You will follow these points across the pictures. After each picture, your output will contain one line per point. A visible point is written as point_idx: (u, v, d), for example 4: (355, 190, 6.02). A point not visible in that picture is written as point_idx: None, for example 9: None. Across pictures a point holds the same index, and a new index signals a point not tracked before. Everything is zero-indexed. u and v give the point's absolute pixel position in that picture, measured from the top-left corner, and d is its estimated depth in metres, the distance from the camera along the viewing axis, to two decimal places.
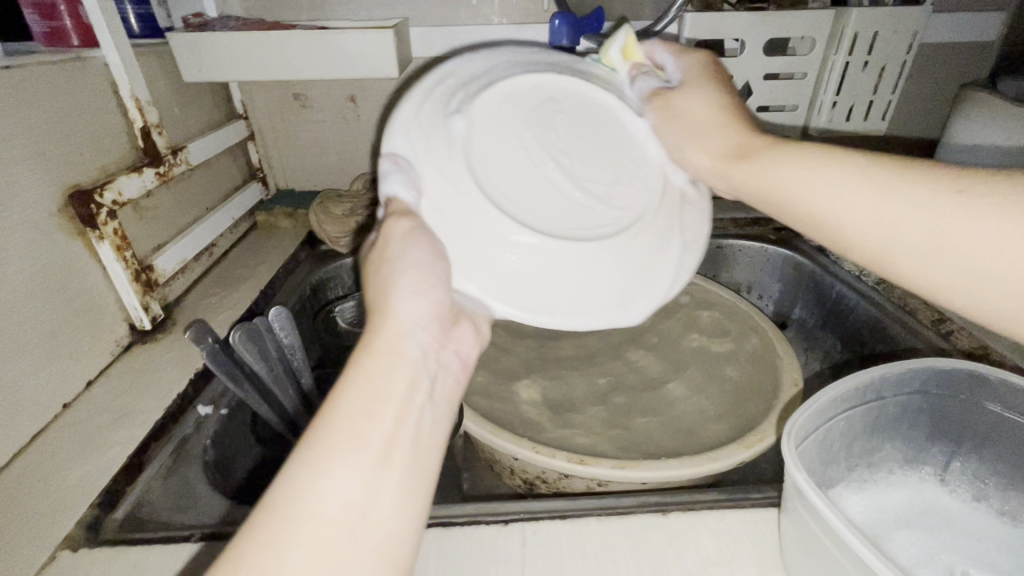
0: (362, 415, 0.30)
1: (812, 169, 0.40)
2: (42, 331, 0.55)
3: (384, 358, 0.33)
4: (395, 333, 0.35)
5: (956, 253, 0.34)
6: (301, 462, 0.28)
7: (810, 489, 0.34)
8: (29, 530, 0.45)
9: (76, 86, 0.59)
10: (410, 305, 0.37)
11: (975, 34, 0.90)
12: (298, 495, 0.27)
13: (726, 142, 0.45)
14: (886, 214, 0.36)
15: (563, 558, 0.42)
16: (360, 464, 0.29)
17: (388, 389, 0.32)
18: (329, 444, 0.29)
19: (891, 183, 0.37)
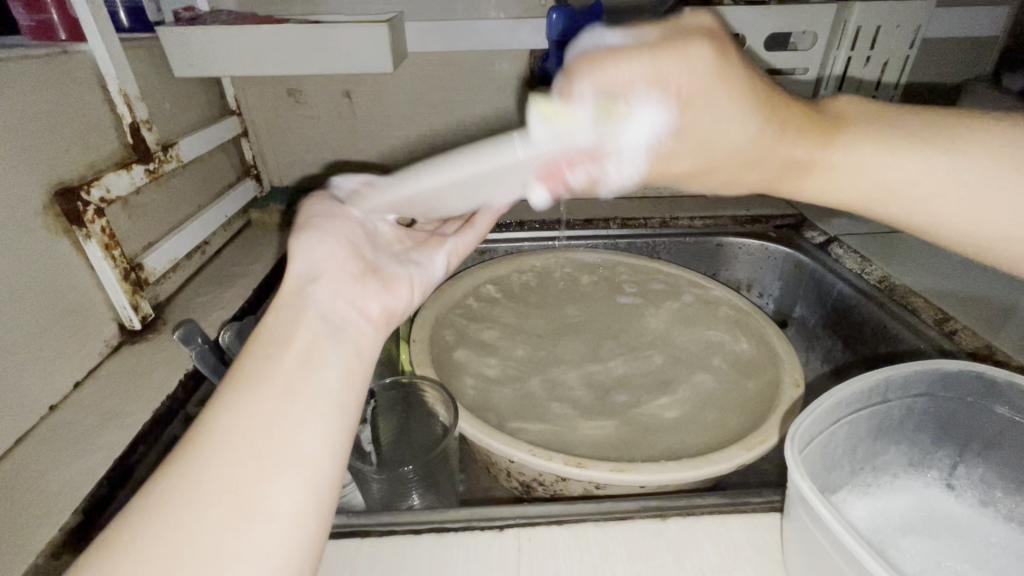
0: (257, 353, 0.34)
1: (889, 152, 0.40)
2: (28, 330, 0.54)
3: (285, 308, 0.37)
4: (299, 285, 0.39)
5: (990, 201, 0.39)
6: (212, 401, 0.31)
7: (813, 496, 0.33)
8: (10, 537, 0.44)
9: (63, 82, 0.58)
10: (319, 262, 0.42)
11: (979, 28, 0.89)
12: (206, 429, 0.30)
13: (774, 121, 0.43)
14: (967, 200, 0.39)
15: (559, 565, 0.41)
16: (262, 396, 0.31)
17: (284, 331, 0.35)
18: (235, 382, 0.32)
19: (965, 160, 0.39)
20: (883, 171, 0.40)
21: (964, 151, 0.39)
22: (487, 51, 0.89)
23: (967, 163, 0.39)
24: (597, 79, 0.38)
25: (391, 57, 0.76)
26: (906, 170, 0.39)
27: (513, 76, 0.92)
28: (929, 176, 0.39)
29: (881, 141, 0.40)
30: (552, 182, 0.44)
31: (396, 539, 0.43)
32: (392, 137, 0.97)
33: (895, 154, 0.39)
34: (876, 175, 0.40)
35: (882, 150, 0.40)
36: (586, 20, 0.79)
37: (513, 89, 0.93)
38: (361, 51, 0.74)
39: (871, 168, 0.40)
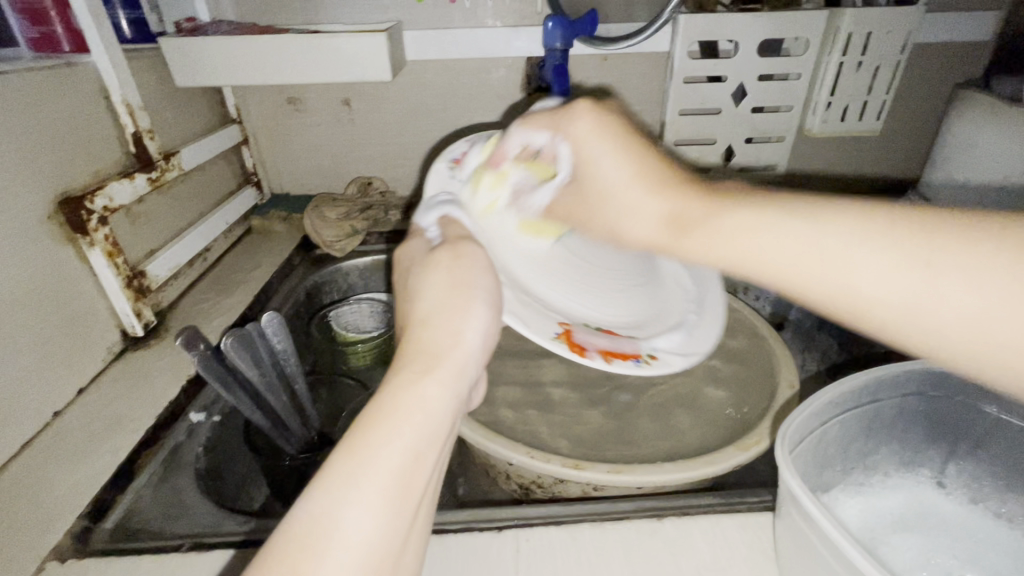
0: (406, 441, 0.29)
1: (758, 214, 0.35)
2: (34, 337, 0.55)
3: (438, 387, 0.32)
4: (455, 364, 0.34)
5: (893, 277, 0.30)
6: (344, 497, 0.27)
7: (803, 494, 0.34)
8: (16, 541, 0.45)
9: (68, 93, 0.59)
10: (470, 332, 0.36)
11: (970, 33, 0.90)
12: (334, 531, 0.26)
13: (665, 209, 0.40)
14: (857, 273, 0.31)
15: (556, 565, 0.41)
16: (402, 508, 0.28)
17: (429, 426, 0.30)
18: (373, 481, 0.28)
19: (872, 231, 0.31)
20: (747, 241, 0.35)
21: (823, 215, 0.33)
22: (484, 59, 0.91)
23: (828, 227, 0.32)
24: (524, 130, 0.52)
25: (390, 66, 0.77)
26: (763, 229, 0.35)
27: (510, 83, 0.93)
28: (788, 235, 0.33)
29: (755, 208, 0.36)
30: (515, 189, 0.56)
31: None
32: (390, 144, 0.98)
33: (757, 221, 0.35)
34: (741, 233, 0.35)
35: (757, 215, 0.35)
36: (583, 28, 0.80)
37: (510, 96, 0.94)
38: (361, 60, 0.75)
39: (739, 234, 0.36)
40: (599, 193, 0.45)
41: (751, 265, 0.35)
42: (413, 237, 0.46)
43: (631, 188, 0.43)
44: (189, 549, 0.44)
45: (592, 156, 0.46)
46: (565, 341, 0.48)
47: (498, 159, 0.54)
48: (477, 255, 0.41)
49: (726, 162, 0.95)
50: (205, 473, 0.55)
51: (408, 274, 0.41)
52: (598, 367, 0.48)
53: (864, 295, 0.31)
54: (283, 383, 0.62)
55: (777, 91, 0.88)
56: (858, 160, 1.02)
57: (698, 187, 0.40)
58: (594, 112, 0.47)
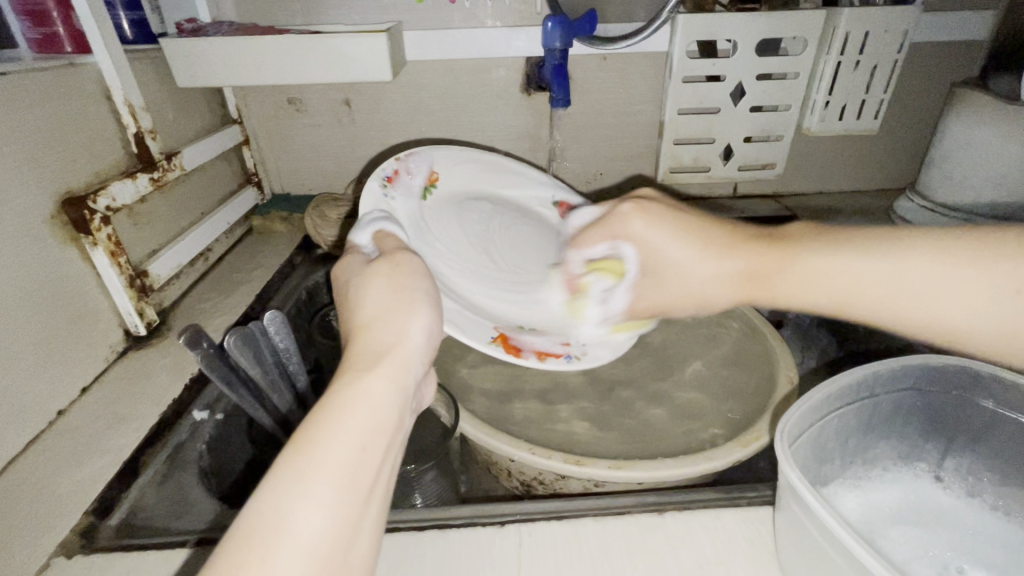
0: (349, 438, 0.29)
1: (836, 262, 0.40)
2: (37, 336, 0.55)
3: (384, 384, 0.32)
4: (402, 359, 0.34)
5: (974, 309, 0.36)
6: (291, 496, 0.27)
7: (802, 486, 0.35)
8: (22, 538, 0.45)
9: (70, 92, 0.59)
10: (415, 330, 0.36)
11: (966, 32, 0.91)
12: (285, 529, 0.26)
13: (736, 271, 0.46)
14: (951, 308, 0.37)
15: (558, 559, 0.42)
16: (353, 504, 0.28)
17: (377, 421, 0.31)
18: (320, 477, 0.28)
19: (946, 263, 0.37)
20: (835, 274, 0.40)
21: (900, 256, 0.38)
22: (484, 59, 0.91)
23: (908, 268, 0.38)
24: (576, 248, 0.58)
25: (391, 66, 0.77)
26: (853, 273, 0.40)
27: (510, 83, 0.94)
28: (878, 279, 0.39)
29: (827, 251, 0.41)
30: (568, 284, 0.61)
31: (400, 536, 0.44)
32: (391, 144, 0.99)
33: (840, 266, 0.40)
34: (828, 279, 0.41)
35: (840, 261, 0.40)
36: (582, 28, 0.81)
37: (509, 96, 0.95)
38: (362, 60, 0.76)
39: (831, 283, 0.41)
40: (675, 273, 0.49)
41: (851, 306, 0.41)
42: (348, 253, 0.45)
43: (705, 268, 0.47)
44: (194, 545, 0.44)
45: (654, 245, 0.50)
46: (500, 344, 0.55)
47: (574, 283, 0.60)
48: (414, 262, 0.41)
49: (725, 162, 0.96)
50: (208, 471, 0.55)
51: (347, 284, 0.41)
52: (531, 365, 0.55)
53: (953, 322, 0.37)
54: (286, 381, 0.62)
55: (775, 91, 0.88)
56: (857, 159, 1.03)
57: (766, 245, 0.45)
58: (642, 208, 0.51)
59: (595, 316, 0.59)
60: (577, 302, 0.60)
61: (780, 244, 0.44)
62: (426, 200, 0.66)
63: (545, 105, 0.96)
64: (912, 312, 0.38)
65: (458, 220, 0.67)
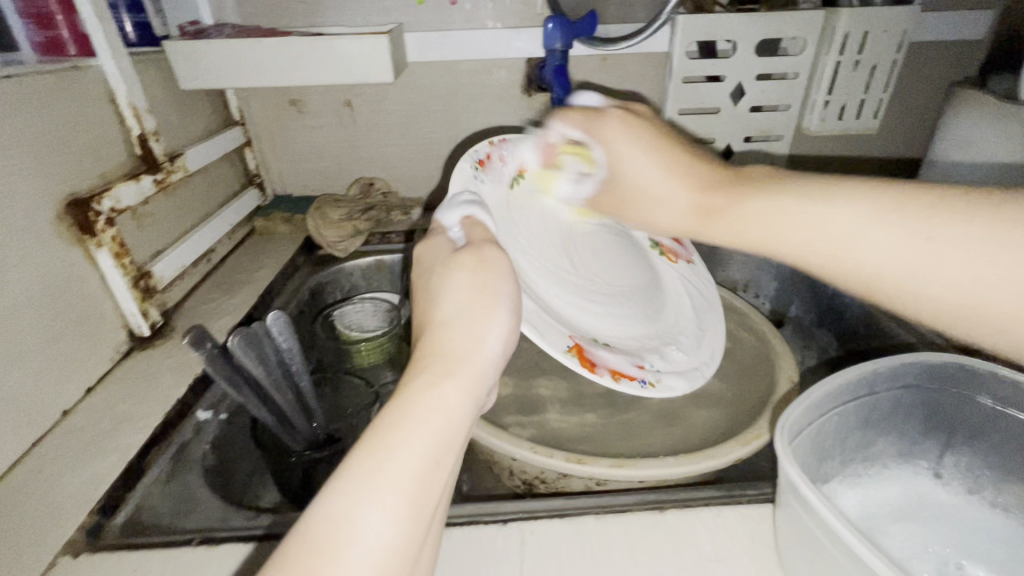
0: (424, 445, 0.29)
1: (773, 201, 0.41)
2: (43, 336, 0.55)
3: (458, 392, 0.32)
4: (474, 369, 0.34)
5: (887, 254, 0.35)
6: (363, 498, 0.27)
7: (803, 483, 0.35)
8: (28, 536, 0.46)
9: (74, 95, 0.60)
10: (490, 339, 0.36)
11: (966, 32, 0.91)
12: (356, 532, 0.27)
13: (692, 200, 0.47)
14: (859, 246, 0.36)
15: (561, 557, 0.42)
16: (422, 512, 0.29)
17: (448, 429, 0.31)
18: (393, 482, 0.28)
19: (879, 206, 0.36)
20: (772, 209, 0.41)
21: (834, 202, 0.38)
22: (484, 60, 0.91)
23: (841, 209, 0.38)
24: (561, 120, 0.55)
25: (392, 68, 0.78)
26: (786, 209, 0.40)
27: (510, 83, 0.94)
28: (809, 221, 0.39)
29: (773, 193, 0.42)
30: (545, 153, 0.60)
31: None
32: (392, 145, 0.99)
33: (783, 207, 0.40)
34: (768, 217, 0.41)
35: (783, 198, 0.41)
36: (582, 29, 0.81)
37: (510, 97, 0.95)
38: (364, 62, 0.76)
39: (762, 210, 0.42)
40: (636, 185, 0.51)
41: (778, 244, 0.41)
42: (433, 236, 0.46)
43: (662, 177, 0.49)
44: (199, 544, 0.45)
45: (621, 156, 0.51)
46: (577, 355, 0.51)
47: (548, 153, 0.59)
48: (501, 260, 0.41)
49: (725, 162, 0.96)
50: (213, 470, 0.56)
51: (427, 277, 0.41)
52: (607, 383, 0.51)
53: (865, 264, 0.36)
54: (289, 381, 0.63)
55: (775, 90, 0.89)
56: (857, 158, 1.03)
57: (732, 182, 0.46)
58: (625, 117, 0.52)
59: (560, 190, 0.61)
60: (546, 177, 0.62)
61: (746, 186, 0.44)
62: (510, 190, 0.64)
63: (545, 106, 0.97)
64: (824, 243, 0.38)
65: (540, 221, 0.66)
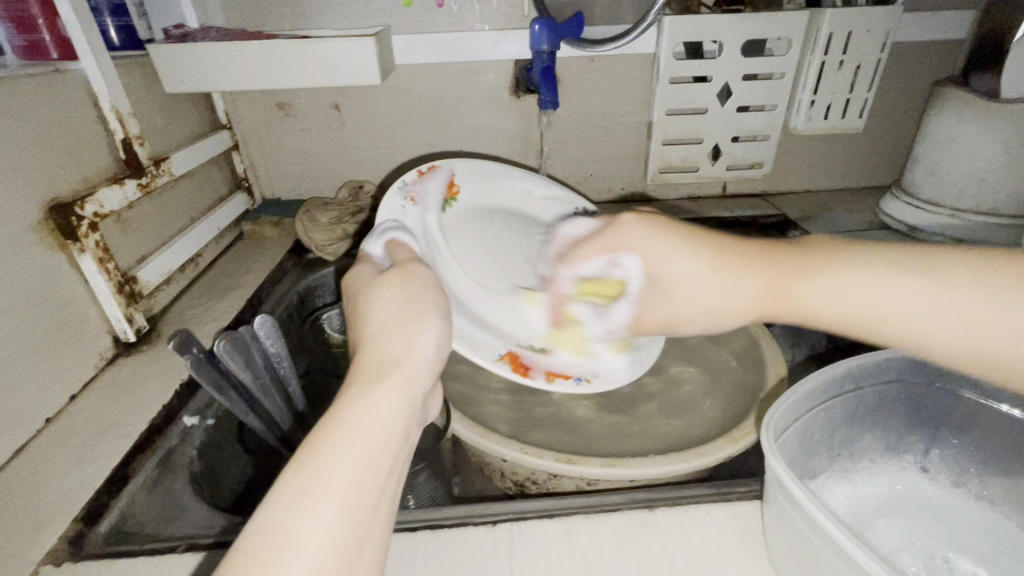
0: (354, 458, 0.29)
1: (830, 272, 0.39)
2: (24, 343, 0.55)
3: (394, 398, 0.32)
4: (411, 372, 0.34)
5: (962, 331, 0.35)
6: (297, 514, 0.27)
7: (788, 478, 0.35)
8: (11, 546, 0.45)
9: (57, 98, 0.59)
10: (425, 343, 0.36)
11: (947, 33, 0.92)
12: (292, 548, 0.26)
13: (750, 296, 0.42)
14: (945, 323, 0.36)
15: (550, 557, 0.42)
16: (359, 523, 0.28)
17: (384, 434, 0.30)
18: (325, 496, 0.28)
19: (951, 286, 0.36)
20: (867, 298, 0.38)
21: (925, 275, 0.37)
22: (471, 62, 0.91)
23: (952, 291, 0.36)
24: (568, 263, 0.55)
25: (379, 70, 0.77)
26: (889, 294, 0.37)
27: (498, 85, 0.94)
28: (892, 304, 0.37)
29: (857, 266, 0.39)
30: (553, 308, 0.60)
31: (395, 538, 0.43)
32: (380, 148, 0.99)
33: (872, 278, 0.38)
34: (878, 315, 0.38)
35: (866, 284, 0.38)
36: (568, 30, 0.82)
37: (498, 99, 0.95)
38: (351, 64, 0.76)
39: (831, 288, 0.39)
40: (686, 287, 0.44)
41: (880, 323, 0.38)
42: (360, 262, 0.45)
43: (711, 284, 0.43)
44: (184, 550, 0.44)
45: (659, 259, 0.46)
46: (508, 362, 0.55)
47: (560, 308, 0.59)
48: (427, 275, 0.41)
49: (713, 162, 0.96)
50: (200, 476, 0.55)
51: (354, 296, 0.40)
52: (538, 386, 0.55)
53: (999, 346, 0.35)
54: (277, 386, 0.62)
55: (761, 90, 0.89)
56: (842, 158, 1.04)
57: (783, 255, 0.42)
58: (640, 219, 0.48)
59: (591, 336, 0.58)
60: (570, 338, 0.59)
61: (807, 261, 0.41)
62: (446, 213, 0.66)
63: (533, 107, 0.97)
64: (904, 323, 0.37)
65: (485, 229, 0.68)
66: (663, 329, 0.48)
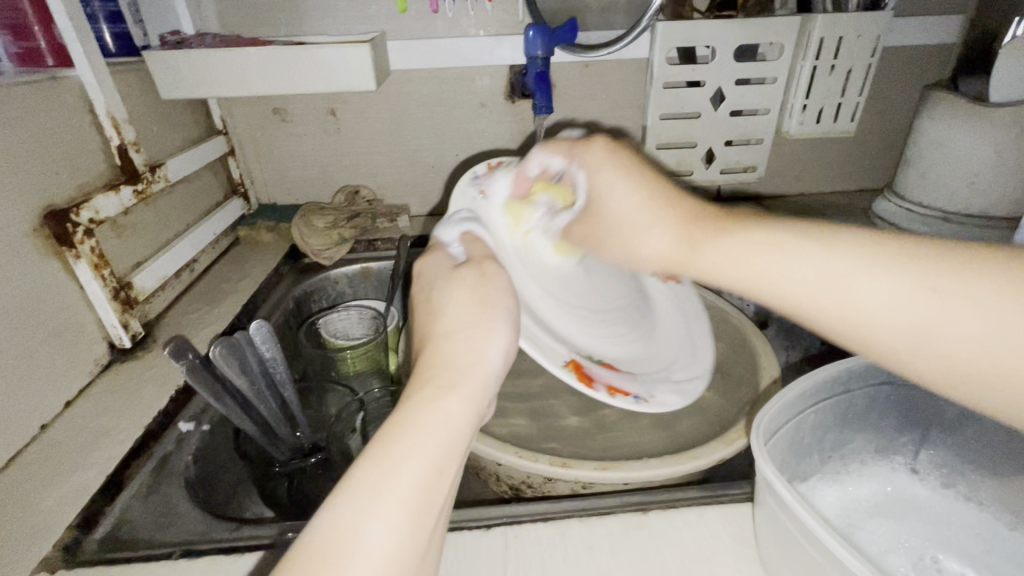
0: (423, 462, 0.29)
1: (749, 239, 0.40)
2: (20, 350, 0.55)
3: (461, 406, 0.32)
4: (478, 382, 0.34)
5: (883, 310, 0.33)
6: (366, 512, 0.28)
7: (778, 480, 0.36)
8: (5, 552, 0.45)
9: (53, 106, 0.59)
10: (493, 351, 0.36)
11: (937, 37, 0.93)
12: (358, 545, 0.27)
13: (665, 236, 0.47)
14: (865, 297, 0.34)
15: (544, 559, 0.42)
16: (422, 527, 0.29)
17: (448, 441, 0.31)
18: (393, 498, 0.28)
19: (878, 255, 0.34)
20: (762, 261, 0.39)
21: (827, 240, 0.36)
22: (466, 67, 0.92)
23: (831, 256, 0.35)
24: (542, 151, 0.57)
25: (375, 76, 0.78)
26: (770, 256, 0.38)
27: (493, 90, 0.95)
28: (794, 272, 0.37)
29: (754, 232, 0.40)
30: (518, 181, 0.58)
31: None
32: (376, 153, 0.99)
33: (777, 244, 0.38)
34: (752, 273, 0.39)
35: (756, 244, 0.39)
36: (563, 36, 0.82)
37: (493, 103, 0.96)
38: (345, 70, 0.76)
39: (760, 263, 0.39)
40: (621, 219, 0.51)
41: (753, 288, 0.39)
42: (434, 251, 0.45)
43: (654, 228, 0.48)
44: (179, 556, 0.45)
45: (602, 185, 0.52)
46: (572, 371, 0.51)
47: (524, 183, 0.58)
48: (502, 278, 0.41)
49: (707, 165, 0.97)
50: (195, 482, 0.55)
51: (428, 291, 0.40)
52: (602, 400, 0.50)
53: (861, 315, 0.34)
54: (271, 391, 0.63)
55: (754, 95, 0.90)
56: (835, 161, 1.05)
57: (709, 216, 0.45)
58: (608, 148, 0.53)
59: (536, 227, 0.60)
60: (518, 211, 0.58)
61: (724, 222, 0.43)
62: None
63: (528, 112, 0.97)
64: (817, 296, 0.36)
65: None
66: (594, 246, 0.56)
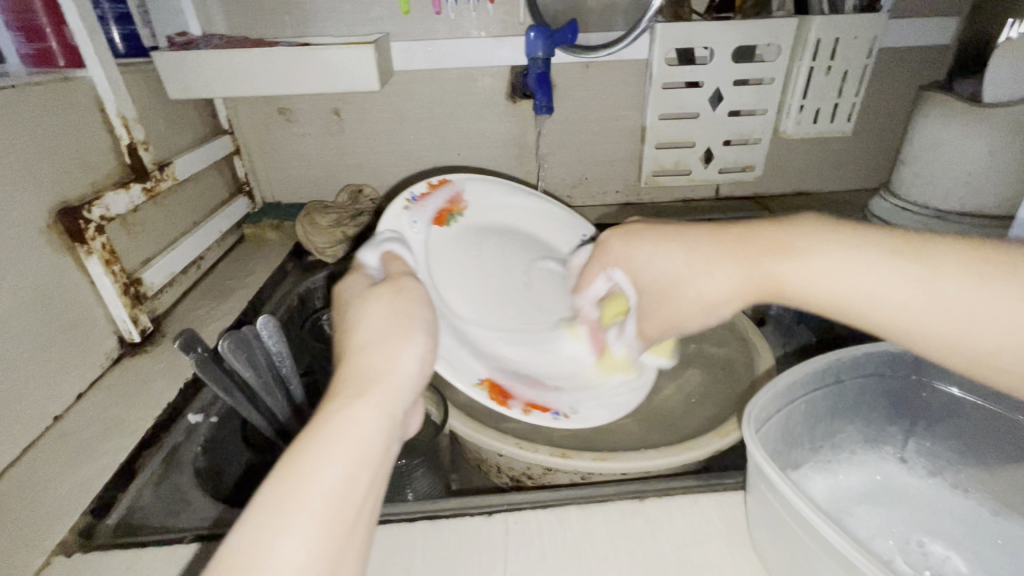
0: (327, 477, 0.29)
1: (832, 265, 0.37)
2: (34, 342, 0.56)
3: (372, 413, 0.33)
4: (390, 389, 0.34)
5: (992, 331, 0.33)
6: (270, 530, 0.27)
7: (768, 465, 0.37)
8: (22, 538, 0.46)
9: (66, 106, 0.61)
10: (407, 359, 0.37)
11: (932, 38, 0.95)
12: (266, 563, 0.27)
13: (731, 279, 0.41)
14: (971, 316, 0.33)
15: (543, 543, 0.44)
16: (335, 539, 0.29)
17: (363, 448, 0.31)
18: (298, 514, 0.28)
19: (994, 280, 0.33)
20: (849, 279, 0.36)
21: (932, 259, 0.34)
22: (469, 68, 0.93)
23: (939, 286, 0.34)
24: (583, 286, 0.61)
25: (379, 76, 0.79)
26: (867, 278, 0.35)
27: (495, 90, 0.96)
28: (887, 295, 0.35)
29: (841, 254, 0.37)
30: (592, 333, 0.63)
31: (394, 528, 0.45)
32: (379, 153, 1.01)
33: (865, 266, 0.36)
34: (849, 295, 0.36)
35: (845, 267, 0.36)
36: (564, 37, 0.84)
37: (495, 103, 0.97)
38: (351, 71, 0.78)
39: (837, 280, 0.36)
40: (669, 292, 0.46)
41: (855, 306, 0.36)
42: (355, 272, 0.47)
43: (720, 277, 0.42)
44: (191, 541, 0.46)
45: (643, 261, 0.48)
46: (488, 389, 0.54)
47: (598, 338, 0.63)
48: (416, 288, 0.43)
49: (706, 165, 0.99)
50: (203, 472, 0.57)
51: (343, 310, 0.41)
52: (517, 416, 0.54)
53: (981, 337, 0.33)
54: (280, 388, 0.64)
55: (752, 95, 0.91)
56: (831, 161, 1.06)
57: (759, 238, 0.40)
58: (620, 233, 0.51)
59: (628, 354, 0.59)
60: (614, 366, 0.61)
61: (783, 248, 0.39)
62: (445, 226, 0.66)
63: (529, 112, 0.99)
64: (917, 310, 0.34)
65: (475, 253, 0.67)
66: (668, 330, 0.49)
